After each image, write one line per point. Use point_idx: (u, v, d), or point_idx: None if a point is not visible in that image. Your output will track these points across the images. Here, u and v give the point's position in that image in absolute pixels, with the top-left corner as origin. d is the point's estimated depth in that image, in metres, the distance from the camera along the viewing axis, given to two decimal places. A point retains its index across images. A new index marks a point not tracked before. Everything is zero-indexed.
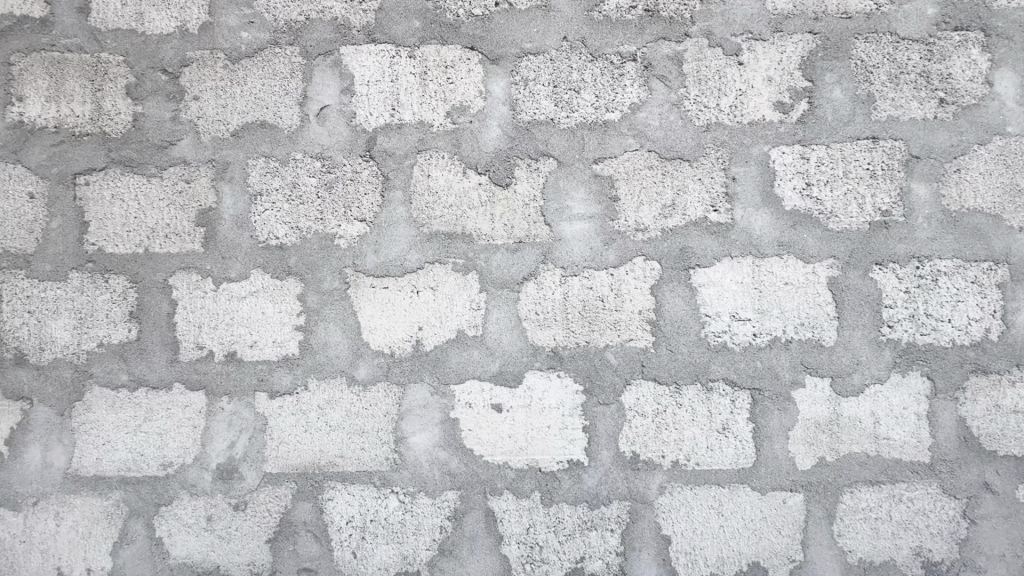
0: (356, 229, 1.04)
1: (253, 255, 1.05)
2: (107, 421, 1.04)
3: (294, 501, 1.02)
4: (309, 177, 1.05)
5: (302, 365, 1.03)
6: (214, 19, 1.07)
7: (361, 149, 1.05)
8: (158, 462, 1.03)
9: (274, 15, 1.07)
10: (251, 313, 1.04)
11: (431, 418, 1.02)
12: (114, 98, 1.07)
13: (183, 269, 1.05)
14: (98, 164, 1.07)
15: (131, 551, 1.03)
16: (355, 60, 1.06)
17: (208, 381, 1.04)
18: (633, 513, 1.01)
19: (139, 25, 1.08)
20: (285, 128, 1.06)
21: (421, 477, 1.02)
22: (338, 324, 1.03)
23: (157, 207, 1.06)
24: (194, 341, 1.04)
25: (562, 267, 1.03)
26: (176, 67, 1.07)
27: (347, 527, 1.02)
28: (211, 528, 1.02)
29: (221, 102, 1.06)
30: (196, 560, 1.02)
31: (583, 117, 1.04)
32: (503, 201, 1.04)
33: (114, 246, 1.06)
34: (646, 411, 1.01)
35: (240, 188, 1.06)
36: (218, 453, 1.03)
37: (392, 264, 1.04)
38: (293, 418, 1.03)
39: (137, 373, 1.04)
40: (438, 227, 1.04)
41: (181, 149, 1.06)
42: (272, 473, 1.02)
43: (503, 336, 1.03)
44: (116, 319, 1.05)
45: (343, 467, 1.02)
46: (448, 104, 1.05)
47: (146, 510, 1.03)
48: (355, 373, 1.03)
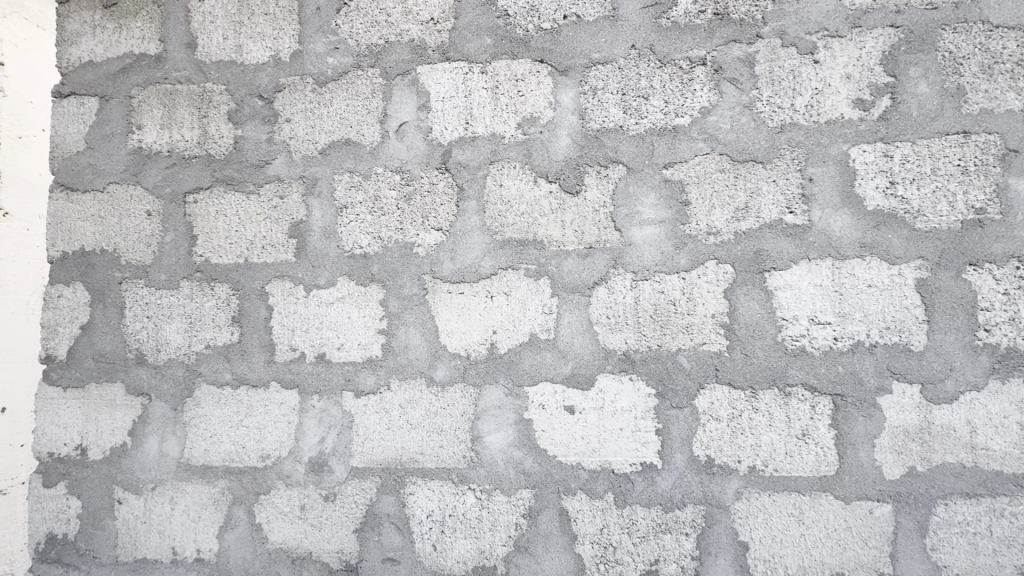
0: (433, 238, 1.10)
1: (339, 264, 1.12)
2: (213, 416, 1.14)
3: (378, 494, 1.09)
4: (389, 190, 1.12)
5: (385, 366, 1.10)
6: (303, 46, 1.17)
7: (437, 162, 1.11)
8: (258, 454, 1.13)
9: (357, 40, 1.15)
10: (338, 317, 1.12)
11: (506, 418, 1.06)
12: (217, 123, 1.19)
13: (278, 277, 1.14)
14: (204, 183, 1.18)
15: (235, 535, 1.12)
16: (431, 77, 1.12)
17: (301, 381, 1.12)
18: (709, 518, 1.00)
19: (238, 56, 1.19)
20: (368, 144, 1.14)
21: (497, 476, 1.06)
22: (417, 328, 1.09)
23: (255, 221, 1.16)
24: (288, 344, 1.13)
25: (633, 271, 1.04)
26: (271, 93, 1.17)
27: (427, 521, 1.07)
28: (304, 516, 1.10)
29: (310, 123, 1.15)
30: (291, 545, 1.11)
31: (652, 123, 1.06)
32: (573, 207, 1.07)
33: (219, 257, 1.16)
34: (721, 415, 1.01)
35: (327, 201, 1.14)
36: (310, 447, 1.11)
37: (468, 270, 1.09)
38: (377, 416, 1.09)
39: (238, 372, 1.14)
40: (511, 234, 1.08)
41: (276, 168, 1.16)
42: (359, 467, 1.09)
43: (574, 339, 1.05)
44: (221, 323, 1.16)
45: (424, 464, 1.08)
46: (519, 115, 1.09)
47: (247, 498, 1.12)
48: (434, 373, 1.08)
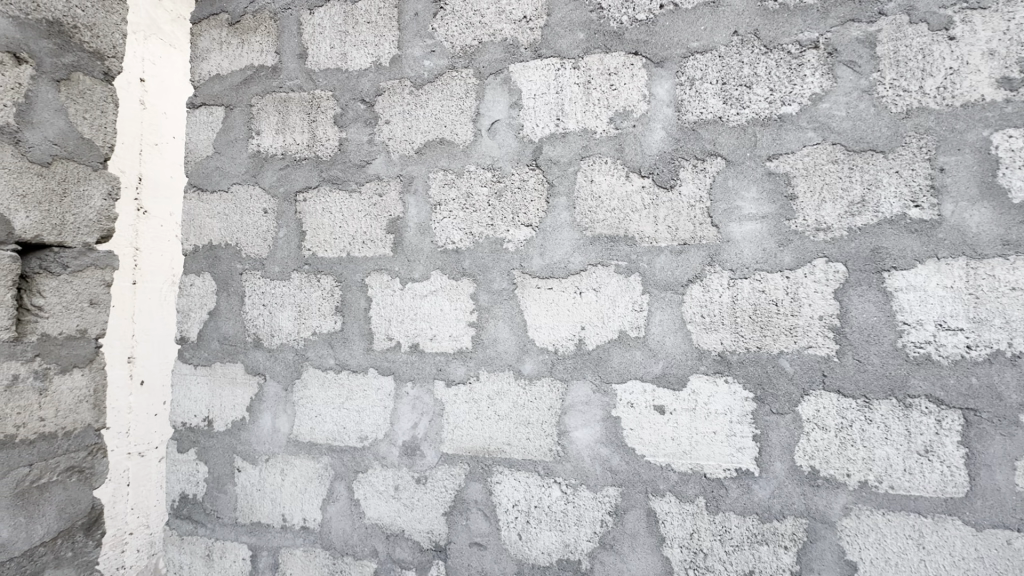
0: (523, 234, 1.12)
1: (433, 258, 1.17)
2: (318, 397, 1.24)
3: (466, 481, 1.13)
4: (481, 187, 1.15)
5: (475, 358, 1.13)
6: (402, 51, 1.23)
7: (528, 158, 1.12)
8: (357, 435, 1.21)
9: (452, 42, 1.19)
10: (431, 309, 1.17)
11: (593, 414, 1.06)
12: (324, 127, 1.28)
13: (376, 270, 1.21)
14: (313, 183, 1.28)
15: (336, 508, 1.22)
16: (523, 75, 1.14)
17: (396, 368, 1.19)
18: (811, 533, 0.94)
19: (343, 64, 1.27)
20: (461, 143, 1.17)
21: (583, 471, 1.06)
22: (506, 322, 1.12)
23: (357, 217, 1.24)
24: (385, 333, 1.20)
25: (731, 269, 1.00)
26: (373, 97, 1.25)
27: (513, 510, 1.09)
28: (398, 496, 1.17)
29: (408, 124, 1.21)
30: (386, 522, 1.18)
31: (756, 112, 1.00)
32: (667, 202, 1.04)
33: (324, 251, 1.26)
34: (829, 424, 0.94)
35: (423, 198, 1.19)
36: (404, 431, 1.17)
37: (557, 266, 1.09)
38: (466, 406, 1.13)
39: (341, 358, 1.23)
40: (601, 230, 1.07)
41: (376, 168, 1.23)
42: (449, 453, 1.14)
43: (666, 337, 1.03)
44: (326, 312, 1.25)
45: (511, 454, 1.10)
46: (612, 110, 1.08)
47: (347, 475, 1.21)
48: (522, 367, 1.10)
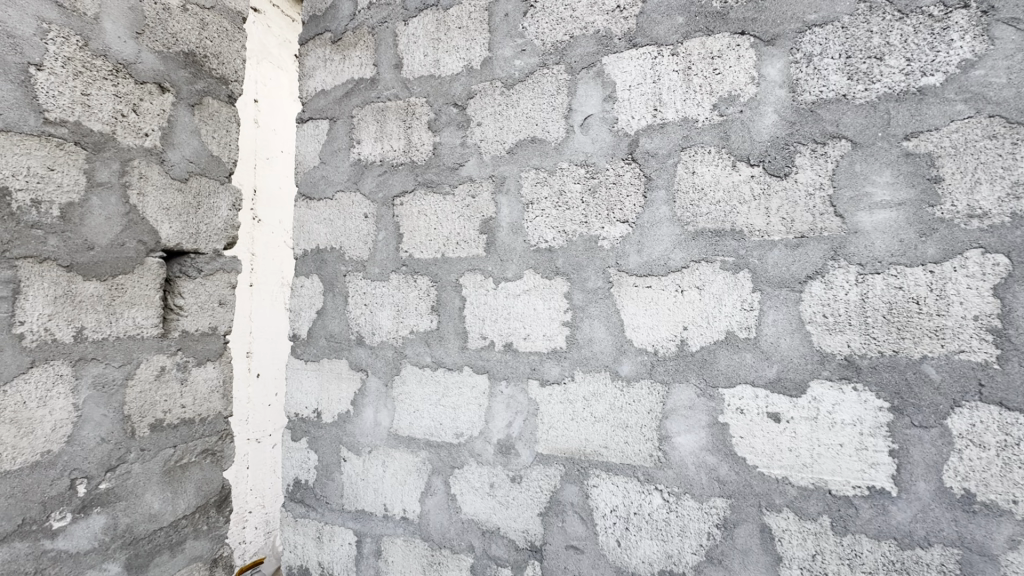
0: (619, 230, 1.08)
1: (526, 257, 1.17)
2: (416, 393, 1.29)
3: (562, 483, 1.11)
4: (575, 184, 1.13)
5: (570, 358, 1.11)
6: (493, 53, 1.24)
7: (624, 152, 1.08)
8: (453, 432, 1.24)
9: (542, 39, 1.18)
10: (524, 309, 1.17)
11: (698, 420, 1.00)
12: (419, 133, 1.33)
13: (470, 270, 1.23)
14: (409, 188, 1.33)
15: (434, 501, 1.25)
16: (617, 67, 1.10)
17: (490, 367, 1.20)
18: (966, 565, 0.82)
19: (436, 70, 1.31)
20: (553, 140, 1.16)
21: (687, 480, 1.00)
22: (602, 321, 1.09)
23: (451, 219, 1.26)
24: (479, 332, 1.22)
25: (859, 263, 0.90)
26: (465, 100, 1.27)
27: (611, 516, 1.06)
28: (494, 493, 1.18)
29: (499, 125, 1.22)
30: (481, 519, 1.19)
31: (888, 87, 0.89)
32: (780, 192, 0.96)
33: (420, 253, 1.30)
34: (988, 442, 0.81)
35: (515, 197, 1.19)
36: (499, 429, 1.18)
37: (656, 263, 1.04)
38: (561, 406, 1.12)
39: (436, 356, 1.27)
40: (705, 224, 1.01)
41: (468, 170, 1.25)
42: (544, 453, 1.13)
43: (780, 340, 0.94)
44: (422, 312, 1.29)
45: (608, 458, 1.07)
46: (715, 96, 1.01)
47: (444, 470, 1.24)
48: (619, 368, 1.07)
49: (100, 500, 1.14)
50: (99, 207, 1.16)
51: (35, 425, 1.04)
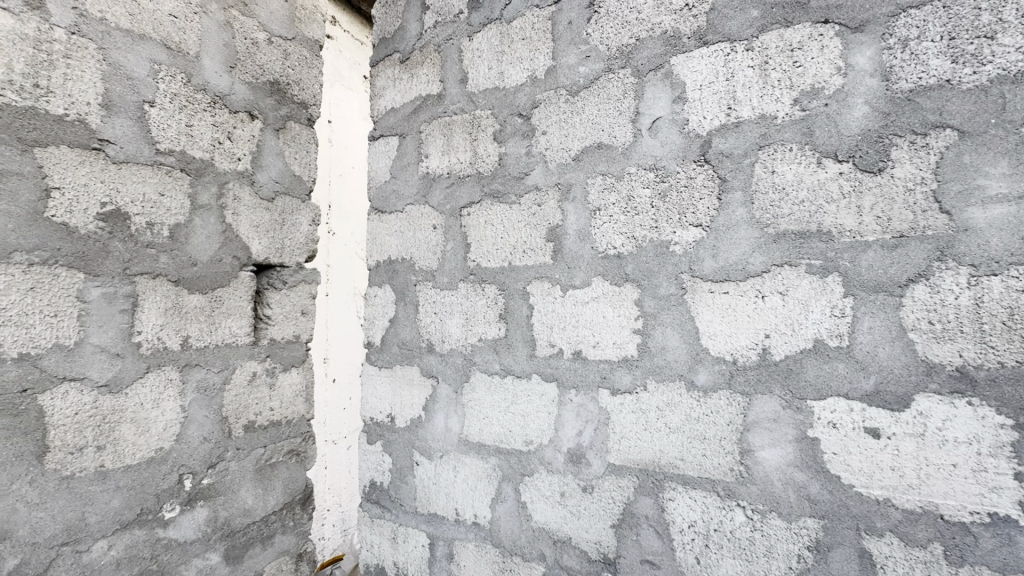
0: (692, 235, 1.04)
1: (594, 264, 1.16)
2: (486, 400, 1.30)
3: (635, 495, 1.08)
4: (644, 189, 1.10)
5: (642, 367, 1.08)
6: (557, 61, 1.25)
7: (695, 154, 1.05)
8: (523, 440, 1.24)
9: (607, 44, 1.17)
10: (593, 316, 1.15)
11: (783, 434, 0.94)
12: (485, 144, 1.35)
13: (538, 278, 1.23)
14: (475, 198, 1.36)
15: (504, 508, 1.26)
16: (687, 66, 1.07)
17: (559, 375, 1.19)
18: None
19: (501, 82, 1.33)
20: (620, 145, 1.14)
21: (773, 497, 0.94)
22: (676, 329, 1.05)
23: (517, 227, 1.27)
24: (548, 340, 1.21)
25: (971, 264, 0.81)
26: (529, 110, 1.28)
27: (689, 531, 1.02)
28: (564, 503, 1.17)
29: (565, 132, 1.22)
30: (553, 528, 1.18)
31: (1002, 69, 0.81)
32: (874, 189, 0.89)
33: (487, 262, 1.32)
34: None
35: (582, 204, 1.18)
36: (569, 438, 1.17)
37: (733, 268, 1.00)
38: (634, 416, 1.09)
39: (505, 363, 1.27)
40: (787, 226, 0.95)
41: (534, 178, 1.26)
42: (616, 464, 1.11)
43: (878, 349, 0.87)
44: (491, 319, 1.30)
45: (685, 471, 1.03)
46: (796, 90, 0.96)
47: (514, 477, 1.25)
48: (695, 378, 1.03)
49: (203, 493, 1.25)
50: (201, 227, 1.28)
51: (150, 424, 1.16)
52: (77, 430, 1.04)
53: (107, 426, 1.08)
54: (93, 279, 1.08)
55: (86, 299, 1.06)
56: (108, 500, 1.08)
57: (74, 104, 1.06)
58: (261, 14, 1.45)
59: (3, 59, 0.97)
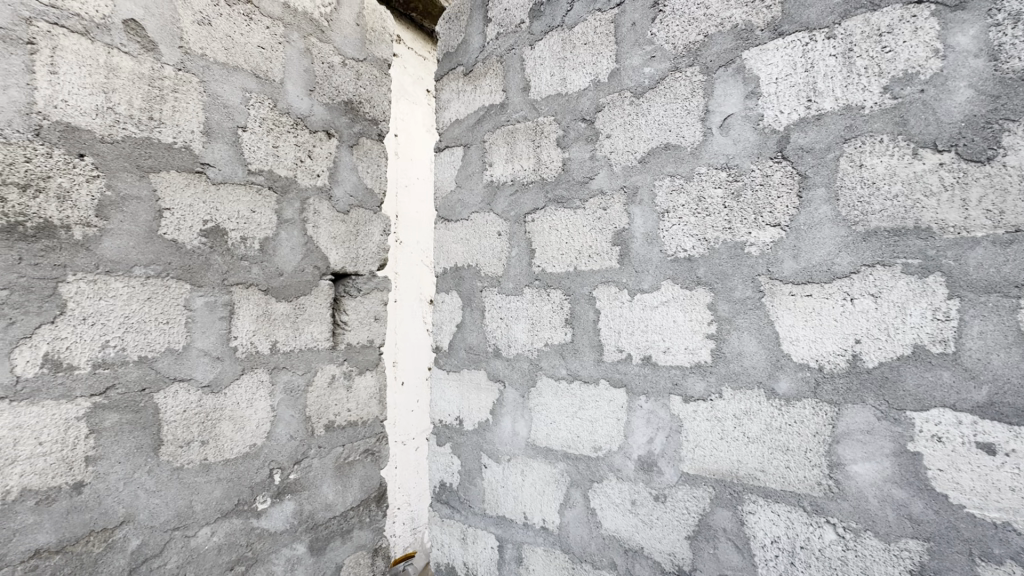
0: (769, 235, 1.00)
1: (663, 268, 1.13)
2: (553, 405, 1.30)
3: (712, 506, 1.04)
4: (715, 189, 1.07)
5: (716, 373, 1.05)
6: (621, 64, 1.24)
7: (772, 150, 1.00)
8: (592, 446, 1.23)
9: (673, 43, 1.15)
10: (663, 321, 1.13)
11: (879, 447, 0.87)
12: (548, 150, 1.36)
13: (604, 283, 1.22)
14: (539, 204, 1.36)
15: (573, 514, 1.25)
16: (761, 60, 1.03)
17: (628, 381, 1.17)
18: None
19: (564, 88, 1.34)
20: (689, 145, 1.11)
21: (867, 515, 0.88)
22: (753, 334, 1.01)
23: (582, 232, 1.27)
24: (615, 345, 1.20)
25: None
26: (593, 114, 1.28)
27: (772, 547, 0.97)
28: (636, 511, 1.15)
29: (630, 134, 1.20)
30: (624, 536, 1.17)
31: None
32: (983, 180, 0.81)
33: (552, 267, 1.32)
34: None
35: (649, 207, 1.16)
36: (639, 445, 1.15)
37: (817, 269, 0.94)
38: (709, 424, 1.05)
39: (572, 368, 1.27)
40: (879, 223, 0.89)
41: (598, 182, 1.25)
42: (690, 473, 1.07)
43: (991, 356, 0.79)
44: (556, 324, 1.30)
45: (766, 483, 0.98)
46: (886, 77, 0.89)
47: (583, 483, 1.24)
48: (776, 386, 0.98)
49: (290, 488, 1.35)
50: (286, 239, 1.38)
51: (245, 422, 1.26)
52: (184, 426, 1.15)
53: (209, 423, 1.19)
54: (196, 289, 1.19)
55: (191, 308, 1.18)
56: (211, 491, 1.19)
57: (181, 133, 1.18)
58: (336, 39, 1.54)
59: (125, 97, 1.10)
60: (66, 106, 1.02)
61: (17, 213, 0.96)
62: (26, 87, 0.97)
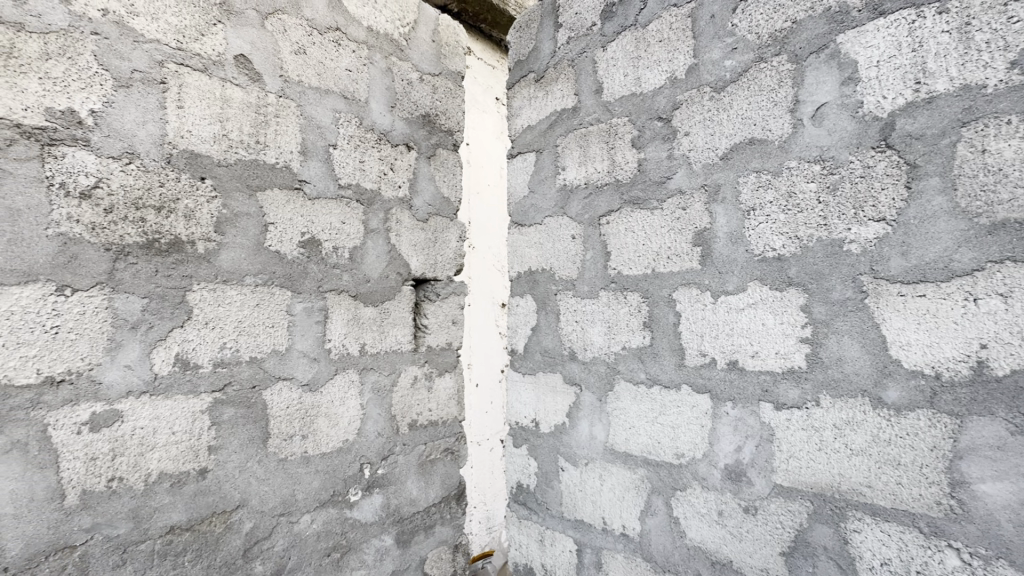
0: (872, 231, 0.92)
1: (750, 268, 1.08)
2: (632, 410, 1.28)
3: (809, 521, 0.98)
4: (808, 183, 1.01)
5: (812, 379, 0.98)
6: (699, 58, 1.20)
7: (873, 139, 0.93)
8: (674, 452, 1.19)
9: (757, 33, 1.10)
10: (751, 324, 1.08)
11: (1012, 466, 0.78)
12: (623, 151, 1.34)
13: (685, 285, 1.19)
14: (614, 206, 1.35)
15: (655, 522, 1.22)
16: (859, 43, 0.96)
17: (712, 386, 1.13)
18: None
19: (638, 87, 1.32)
20: (776, 139, 1.06)
21: (999, 541, 0.79)
22: (855, 338, 0.94)
23: (660, 233, 1.24)
24: (698, 349, 1.16)
25: None
26: (670, 112, 1.24)
27: (883, 571, 0.90)
28: (723, 522, 1.10)
29: (710, 131, 1.16)
30: (710, 548, 1.12)
31: None
32: None
33: (629, 270, 1.30)
34: None
35: (733, 205, 1.11)
36: (726, 454, 1.10)
37: (931, 267, 0.86)
38: (805, 434, 0.99)
39: (651, 373, 1.24)
40: (1008, 215, 0.80)
41: (677, 181, 1.22)
42: (783, 485, 1.01)
43: None
44: (634, 328, 1.28)
45: (874, 500, 0.91)
46: (1012, 51, 0.81)
47: (665, 490, 1.21)
48: (883, 394, 0.90)
49: (378, 482, 1.43)
50: (372, 248, 1.47)
51: (339, 419, 1.35)
52: (288, 421, 1.26)
53: (308, 419, 1.30)
54: (296, 296, 1.30)
55: (292, 313, 1.29)
56: (311, 481, 1.29)
57: (283, 154, 1.30)
58: (414, 56, 1.63)
59: (236, 124, 1.23)
60: (191, 136, 1.16)
61: (153, 232, 1.10)
62: (160, 122, 1.12)
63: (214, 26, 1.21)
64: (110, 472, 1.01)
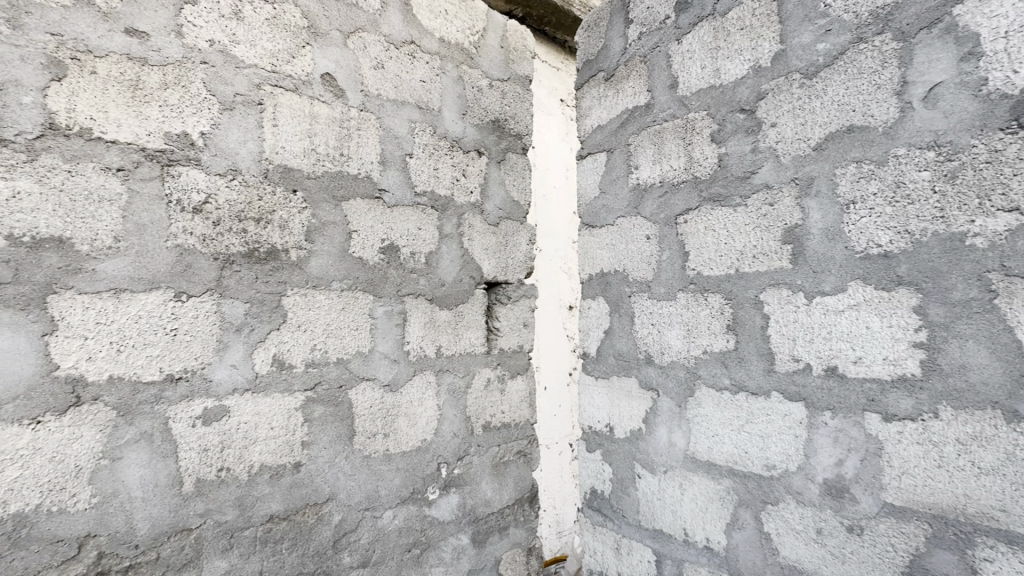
0: (1001, 223, 0.83)
1: (850, 267, 1.00)
2: (715, 417, 1.21)
3: (928, 545, 0.89)
4: (920, 173, 0.91)
5: (928, 389, 0.89)
6: (787, 44, 1.13)
7: (1002, 119, 0.84)
8: (764, 463, 1.12)
9: (855, 13, 1.02)
10: (852, 327, 0.99)
11: None
12: (701, 147, 1.28)
13: (774, 285, 1.11)
14: (693, 204, 1.29)
15: (742, 536, 1.16)
16: (981, 13, 0.86)
17: (808, 394, 1.05)
18: None
19: (717, 79, 1.26)
20: (879, 125, 0.97)
21: None
22: (981, 342, 0.84)
23: (745, 231, 1.17)
24: (790, 354, 1.08)
25: None
26: (754, 103, 1.18)
27: None
28: (823, 541, 1.02)
29: (801, 121, 1.09)
30: (808, 568, 1.05)
31: None
32: None
33: (710, 270, 1.23)
34: None
35: (829, 199, 1.03)
36: (825, 467, 1.02)
37: None
38: (920, 449, 0.90)
39: (737, 379, 1.17)
40: None
41: (763, 176, 1.14)
42: (895, 505, 0.93)
43: None
44: (717, 331, 1.22)
45: (1010, 526, 0.82)
46: None
47: (754, 503, 1.14)
48: (1019, 407, 0.81)
49: (455, 481, 1.46)
50: (446, 253, 1.51)
51: (417, 419, 1.40)
52: (371, 420, 1.32)
53: (389, 418, 1.35)
54: (378, 300, 1.36)
55: (374, 316, 1.35)
56: (393, 479, 1.34)
57: (364, 165, 1.37)
58: (484, 63, 1.66)
59: (322, 139, 1.31)
60: (284, 152, 1.25)
61: (253, 241, 1.19)
62: (258, 140, 1.21)
63: (303, 48, 1.30)
64: (219, 462, 1.10)
